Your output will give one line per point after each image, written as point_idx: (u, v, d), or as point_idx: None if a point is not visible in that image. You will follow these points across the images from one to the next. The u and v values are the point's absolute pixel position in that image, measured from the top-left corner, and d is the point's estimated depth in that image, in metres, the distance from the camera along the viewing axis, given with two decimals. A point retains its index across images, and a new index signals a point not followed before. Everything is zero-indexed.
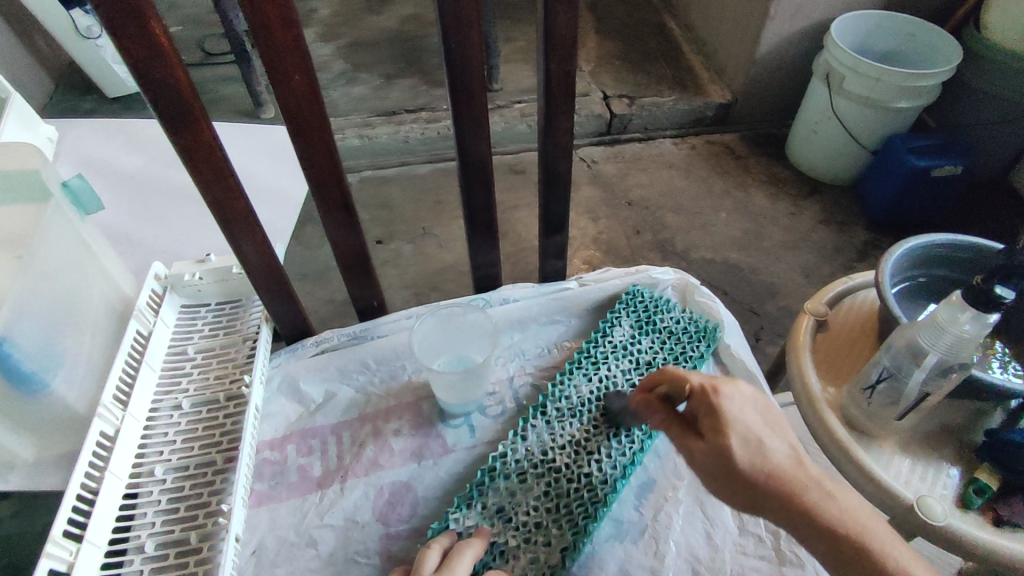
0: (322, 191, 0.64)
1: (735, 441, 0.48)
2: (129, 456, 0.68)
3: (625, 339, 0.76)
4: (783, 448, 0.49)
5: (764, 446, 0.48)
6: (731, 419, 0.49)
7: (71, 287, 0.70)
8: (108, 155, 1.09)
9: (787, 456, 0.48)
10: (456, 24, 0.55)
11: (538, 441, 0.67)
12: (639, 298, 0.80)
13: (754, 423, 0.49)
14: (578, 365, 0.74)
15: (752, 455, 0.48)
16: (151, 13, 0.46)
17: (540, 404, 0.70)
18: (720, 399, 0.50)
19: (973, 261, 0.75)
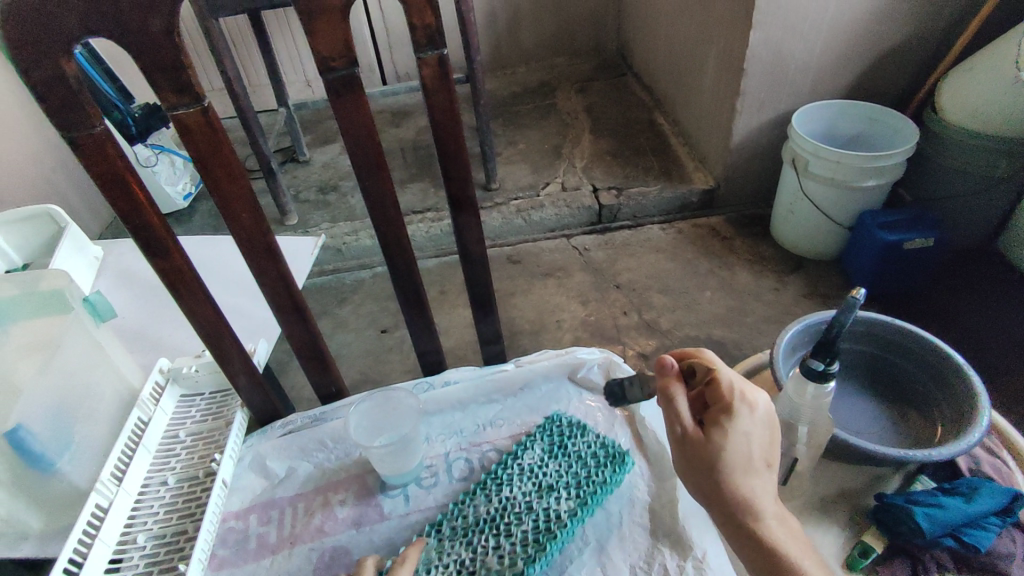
0: (277, 298, 0.79)
1: (730, 449, 0.58)
2: (120, 525, 0.80)
3: (532, 462, 0.80)
4: (761, 464, 0.60)
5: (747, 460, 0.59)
6: (734, 428, 0.59)
7: (84, 383, 0.86)
8: (141, 268, 1.30)
9: (758, 475, 0.59)
10: (366, 170, 0.70)
11: (427, 559, 0.71)
12: (557, 423, 0.86)
13: (754, 436, 0.59)
14: (483, 485, 0.79)
15: (740, 462, 0.58)
16: (132, 178, 0.64)
17: (438, 522, 0.75)
18: (739, 409, 0.59)
19: (893, 340, 0.85)
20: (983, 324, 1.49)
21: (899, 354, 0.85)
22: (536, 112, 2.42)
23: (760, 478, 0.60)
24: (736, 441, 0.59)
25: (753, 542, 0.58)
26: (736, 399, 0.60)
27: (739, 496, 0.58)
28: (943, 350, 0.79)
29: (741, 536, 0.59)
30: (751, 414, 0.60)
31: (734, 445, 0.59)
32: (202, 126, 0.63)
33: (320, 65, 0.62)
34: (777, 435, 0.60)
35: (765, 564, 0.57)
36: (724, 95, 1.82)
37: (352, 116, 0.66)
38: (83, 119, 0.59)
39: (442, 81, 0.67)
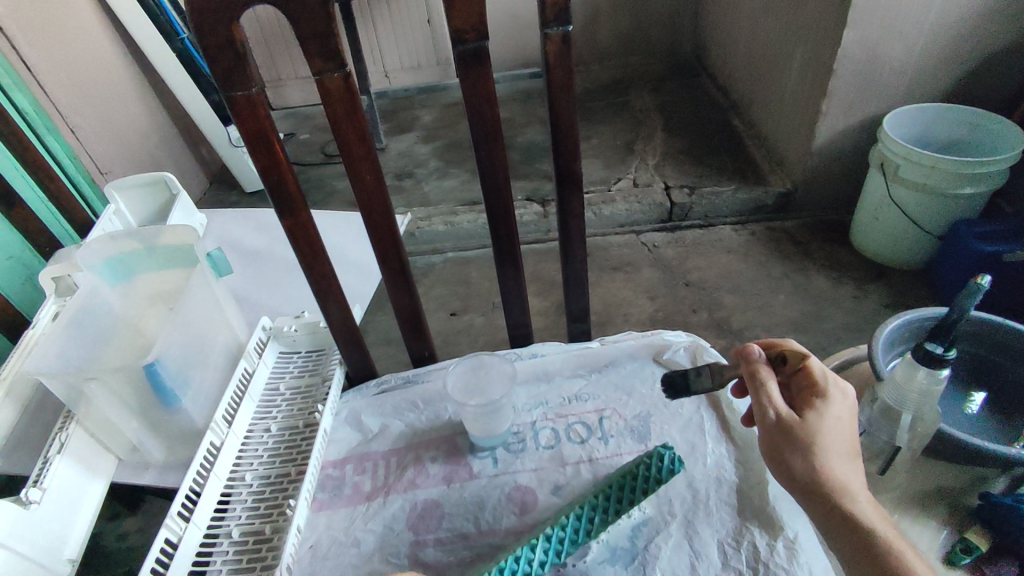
0: (387, 262, 0.83)
1: (823, 427, 0.59)
2: (230, 463, 0.86)
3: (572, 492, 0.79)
4: (853, 453, 0.59)
5: (836, 442, 0.59)
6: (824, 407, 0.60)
7: (202, 330, 0.94)
8: (241, 236, 1.39)
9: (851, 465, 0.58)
10: (483, 140, 0.74)
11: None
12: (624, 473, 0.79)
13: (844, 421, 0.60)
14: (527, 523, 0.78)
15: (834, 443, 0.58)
16: (275, 137, 0.70)
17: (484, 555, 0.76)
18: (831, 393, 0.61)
19: (995, 340, 0.84)
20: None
21: (1006, 355, 0.84)
22: (609, 111, 2.43)
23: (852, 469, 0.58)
24: (829, 424, 0.59)
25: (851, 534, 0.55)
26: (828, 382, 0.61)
27: (833, 481, 0.57)
28: None
29: (838, 528, 0.55)
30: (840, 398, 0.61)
31: (826, 425, 0.59)
32: (342, 91, 0.67)
33: (453, 37, 0.66)
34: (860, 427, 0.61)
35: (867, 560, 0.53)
36: (809, 96, 1.78)
37: (475, 87, 0.70)
38: (243, 80, 0.65)
39: (563, 58, 0.70)
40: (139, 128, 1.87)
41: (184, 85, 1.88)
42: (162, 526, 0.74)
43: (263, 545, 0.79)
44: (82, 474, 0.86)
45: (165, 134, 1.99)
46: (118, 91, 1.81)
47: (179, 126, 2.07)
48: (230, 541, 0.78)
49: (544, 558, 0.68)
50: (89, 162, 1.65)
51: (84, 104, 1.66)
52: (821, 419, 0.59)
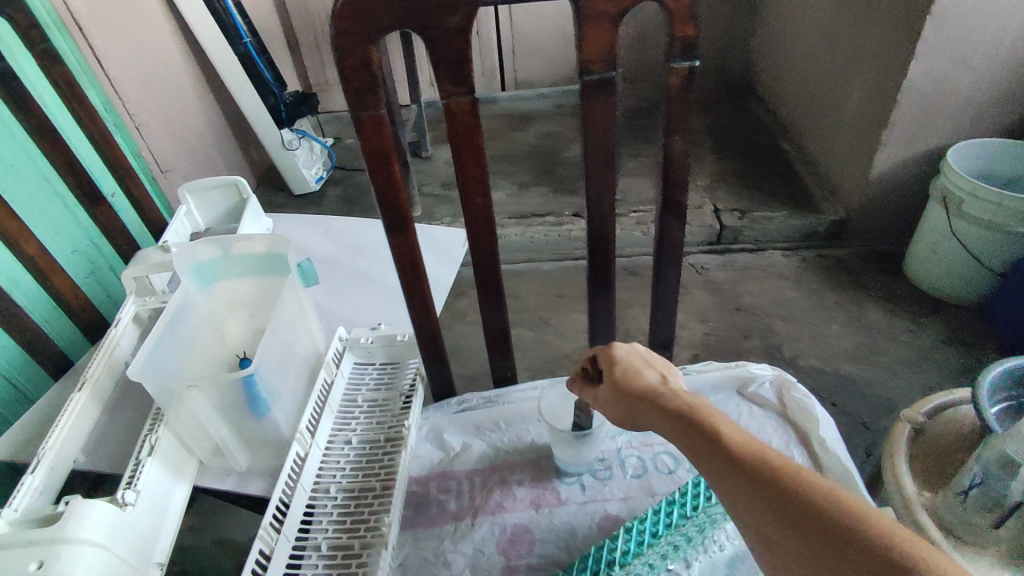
0: (483, 282, 0.85)
1: (616, 370, 0.64)
2: (313, 475, 0.86)
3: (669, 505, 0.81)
4: (652, 373, 0.63)
5: (652, 378, 0.62)
6: (625, 358, 0.65)
7: (288, 339, 0.94)
8: (309, 243, 1.45)
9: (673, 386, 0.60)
10: (595, 167, 0.75)
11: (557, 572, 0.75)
12: None
13: (637, 354, 0.65)
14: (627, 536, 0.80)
15: (634, 378, 0.63)
16: (395, 158, 0.71)
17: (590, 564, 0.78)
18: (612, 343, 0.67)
19: None
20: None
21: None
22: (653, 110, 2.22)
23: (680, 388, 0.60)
24: (624, 363, 0.64)
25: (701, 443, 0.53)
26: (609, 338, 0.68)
27: (666, 404, 0.58)
28: None
29: (690, 445, 0.54)
30: (631, 346, 0.66)
31: (620, 364, 0.64)
32: (467, 115, 0.68)
33: (581, 66, 0.66)
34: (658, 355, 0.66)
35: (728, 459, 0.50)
36: (868, 125, 1.67)
37: (595, 117, 0.70)
38: (370, 102, 0.66)
39: (685, 90, 0.72)
40: (197, 127, 1.86)
41: (242, 86, 1.86)
42: (256, 539, 0.74)
43: (352, 560, 0.78)
44: (169, 478, 0.85)
45: (218, 133, 1.98)
46: (178, 86, 1.79)
47: (231, 126, 2.08)
48: (318, 554, 0.78)
49: (627, 546, 0.72)
50: (149, 155, 1.63)
51: (147, 103, 1.64)
52: (616, 364, 0.65)
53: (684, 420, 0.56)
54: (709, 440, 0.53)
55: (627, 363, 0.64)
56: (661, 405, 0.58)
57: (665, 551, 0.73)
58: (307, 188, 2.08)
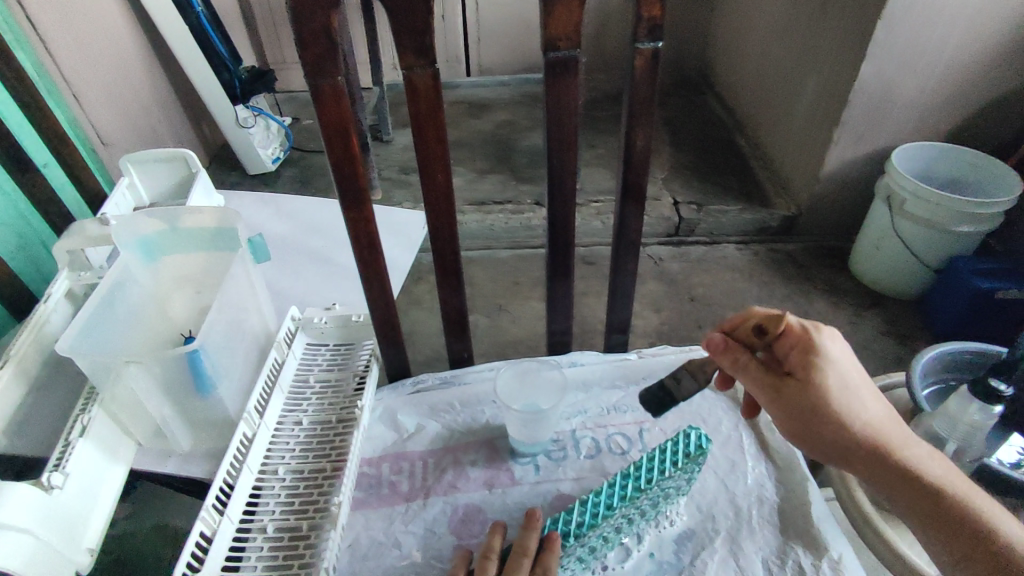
0: (443, 261, 0.84)
1: (827, 382, 0.62)
2: (261, 456, 0.83)
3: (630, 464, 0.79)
4: (858, 385, 0.63)
5: (854, 392, 0.62)
6: (831, 364, 0.63)
7: (237, 317, 0.91)
8: (260, 222, 1.40)
9: (871, 404, 0.62)
10: (558, 148, 0.74)
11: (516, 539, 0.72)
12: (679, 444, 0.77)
13: (844, 361, 0.63)
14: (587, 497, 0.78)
15: (842, 394, 0.62)
16: (353, 130, 0.69)
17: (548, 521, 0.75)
18: (818, 342, 0.63)
19: None
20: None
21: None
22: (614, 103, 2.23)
23: (875, 407, 0.63)
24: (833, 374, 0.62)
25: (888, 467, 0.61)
26: (815, 333, 0.63)
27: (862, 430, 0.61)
28: None
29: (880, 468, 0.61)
30: (834, 344, 0.64)
31: (829, 373, 0.62)
32: (429, 90, 0.67)
33: (547, 43, 0.66)
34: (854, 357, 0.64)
35: (916, 489, 0.60)
36: (820, 124, 1.72)
37: (559, 95, 0.70)
38: (329, 70, 0.64)
39: (650, 72, 0.73)
40: (142, 100, 1.77)
41: (193, 57, 1.77)
42: (198, 520, 0.71)
43: (300, 542, 0.77)
44: (103, 458, 0.81)
45: (165, 106, 1.89)
46: (121, 55, 1.69)
47: (181, 100, 1.98)
48: (264, 536, 0.76)
49: (581, 519, 0.69)
50: (86, 123, 1.53)
51: (87, 69, 1.55)
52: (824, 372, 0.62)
53: (874, 448, 0.61)
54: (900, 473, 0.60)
55: (832, 368, 0.63)
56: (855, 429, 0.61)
57: (616, 523, 0.71)
58: (259, 168, 2.00)
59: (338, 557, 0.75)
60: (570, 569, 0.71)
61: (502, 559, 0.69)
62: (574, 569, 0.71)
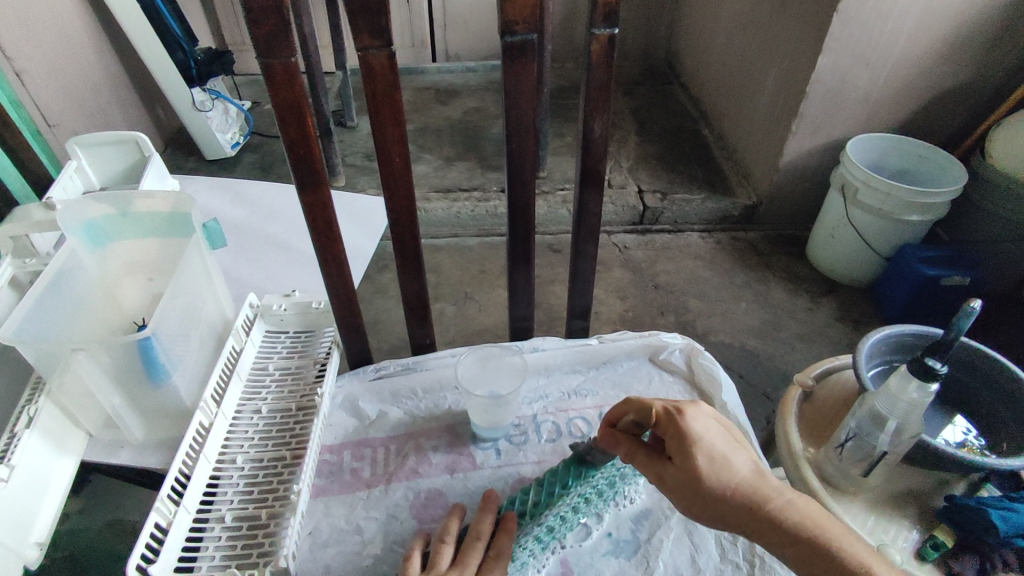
0: (402, 246, 0.84)
1: (703, 460, 0.59)
2: (218, 445, 0.82)
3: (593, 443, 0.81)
4: (739, 461, 0.60)
5: (730, 461, 0.60)
6: (700, 439, 0.61)
7: (192, 304, 0.89)
8: (219, 208, 1.37)
9: (752, 475, 0.59)
10: (516, 132, 0.75)
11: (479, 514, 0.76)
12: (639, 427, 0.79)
13: (717, 436, 0.61)
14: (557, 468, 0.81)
15: (720, 470, 0.59)
16: (308, 112, 0.68)
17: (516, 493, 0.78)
18: (686, 420, 0.62)
19: (977, 365, 0.87)
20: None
21: (972, 375, 0.89)
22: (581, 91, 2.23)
23: (749, 468, 0.60)
24: (706, 452, 0.60)
25: (770, 527, 0.58)
26: (682, 415, 0.62)
27: (743, 496, 0.58)
28: (998, 360, 0.85)
29: (766, 531, 0.58)
30: (701, 421, 0.62)
31: (704, 449, 0.60)
32: (386, 69, 0.66)
33: (505, 26, 0.66)
34: (729, 432, 0.62)
35: (800, 544, 0.57)
36: (779, 115, 1.76)
37: (517, 79, 0.70)
38: (282, 49, 0.63)
39: (607, 56, 0.73)
40: (92, 81, 1.70)
41: (146, 37, 1.70)
42: (153, 510, 0.69)
43: (259, 531, 0.76)
44: (51, 451, 0.78)
45: (117, 87, 1.82)
46: (68, 34, 1.62)
47: (134, 82, 1.91)
48: (222, 526, 0.75)
49: (536, 499, 0.75)
50: (30, 104, 1.47)
51: (30, 47, 1.48)
52: (699, 451, 0.60)
53: (757, 509, 0.58)
54: (784, 531, 0.57)
55: (701, 444, 0.60)
56: (734, 494, 0.58)
57: (574, 502, 0.72)
58: (218, 153, 1.95)
59: (297, 544, 0.75)
60: (529, 550, 0.72)
61: (459, 543, 0.72)
62: (532, 549, 0.73)
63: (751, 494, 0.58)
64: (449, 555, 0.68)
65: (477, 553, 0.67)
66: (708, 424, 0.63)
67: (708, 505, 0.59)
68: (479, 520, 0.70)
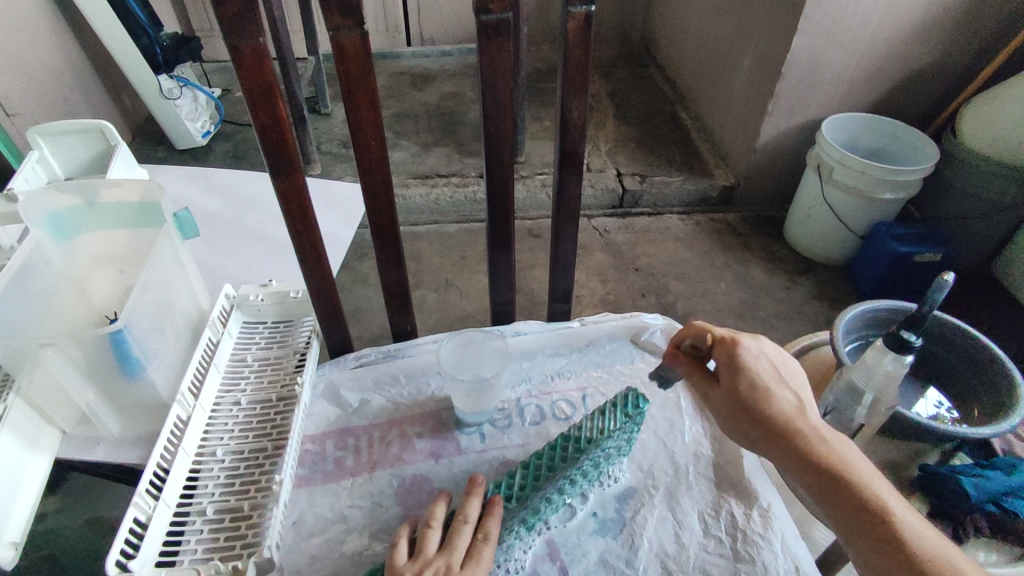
0: (380, 233, 0.82)
1: (749, 386, 0.62)
2: (197, 438, 0.80)
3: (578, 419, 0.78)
4: (785, 392, 0.61)
5: (772, 391, 0.61)
6: (748, 367, 0.63)
7: (165, 296, 0.87)
8: (191, 199, 1.34)
9: (790, 407, 0.60)
10: (493, 114, 0.73)
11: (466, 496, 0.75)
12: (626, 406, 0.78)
13: (767, 367, 0.63)
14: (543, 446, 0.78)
15: (762, 398, 0.61)
16: (280, 95, 0.66)
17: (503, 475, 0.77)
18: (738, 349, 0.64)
19: (950, 339, 0.89)
20: (1001, 336, 1.49)
21: (946, 348, 0.91)
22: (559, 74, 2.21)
23: (792, 402, 0.61)
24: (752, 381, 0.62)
25: (797, 456, 0.58)
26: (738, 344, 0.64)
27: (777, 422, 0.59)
28: (970, 334, 0.87)
29: (794, 460, 0.58)
30: (756, 349, 0.64)
31: (750, 378, 0.62)
32: (358, 52, 0.65)
33: (479, 5, 0.65)
34: (784, 366, 0.64)
35: (823, 476, 0.56)
36: (756, 97, 1.77)
37: (493, 60, 0.69)
38: (249, 30, 0.61)
39: (584, 35, 0.72)
40: (52, 69, 1.64)
41: (108, 23, 1.65)
42: (131, 506, 0.68)
43: (242, 522, 0.75)
44: (21, 449, 0.76)
45: (79, 75, 1.76)
46: (24, 19, 1.55)
47: (97, 69, 1.84)
48: (204, 519, 0.74)
49: (523, 481, 0.73)
50: None
51: None
52: (745, 379, 0.62)
53: (786, 437, 0.58)
54: (809, 460, 0.57)
55: (749, 370, 0.63)
56: (768, 420, 0.60)
57: (560, 484, 0.73)
58: (188, 141, 1.90)
59: (282, 535, 0.74)
60: (514, 533, 0.73)
61: (445, 527, 0.71)
62: (518, 533, 0.73)
63: (785, 422, 0.59)
64: (436, 541, 0.68)
65: (466, 537, 0.67)
66: (762, 358, 0.64)
67: (749, 430, 0.61)
68: (466, 504, 0.70)
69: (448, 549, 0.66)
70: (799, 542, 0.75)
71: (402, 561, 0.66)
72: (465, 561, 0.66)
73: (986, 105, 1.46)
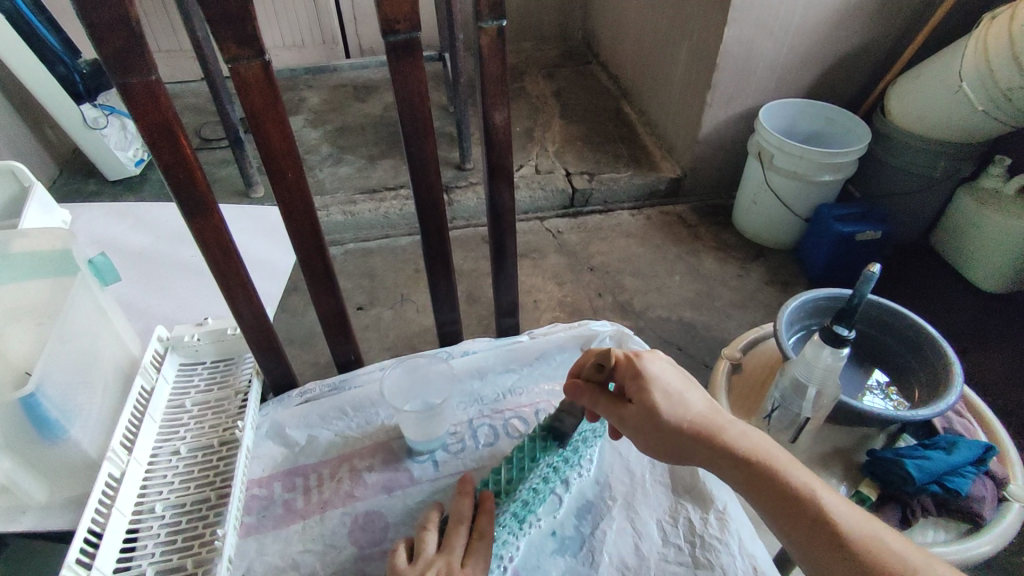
0: (309, 263, 0.79)
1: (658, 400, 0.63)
2: (133, 495, 0.76)
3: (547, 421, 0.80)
4: (693, 401, 0.64)
5: (684, 398, 0.64)
6: (654, 379, 0.65)
7: (85, 348, 0.82)
8: (122, 236, 1.28)
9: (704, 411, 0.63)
10: (414, 134, 0.71)
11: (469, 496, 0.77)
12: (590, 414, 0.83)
13: (671, 379, 0.65)
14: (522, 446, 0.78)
15: (677, 408, 0.63)
16: (181, 133, 0.63)
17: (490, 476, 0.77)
18: (642, 364, 0.66)
19: (883, 318, 0.92)
20: (943, 306, 1.54)
21: (884, 331, 0.93)
22: None
23: (704, 404, 0.64)
24: (661, 393, 0.64)
25: (717, 454, 0.61)
26: (641, 360, 0.66)
27: (693, 429, 0.62)
28: (901, 312, 0.90)
29: (716, 460, 0.61)
30: (658, 364, 0.66)
31: (658, 389, 0.64)
32: (261, 81, 0.62)
33: (385, 25, 0.63)
34: (687, 377, 0.66)
35: (746, 468, 0.59)
36: (694, 89, 1.79)
37: (406, 79, 0.67)
38: (138, 66, 0.57)
39: (497, 48, 0.71)
40: None
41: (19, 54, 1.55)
42: None
43: None
44: None
45: None
46: None
47: (13, 102, 1.74)
48: None
49: (507, 476, 0.75)
50: None
51: None
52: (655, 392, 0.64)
53: (706, 440, 0.61)
54: (729, 456, 0.60)
55: (657, 382, 0.65)
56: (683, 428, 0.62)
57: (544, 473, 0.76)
58: (121, 172, 1.82)
59: None
60: (508, 528, 0.73)
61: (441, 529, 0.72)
62: (511, 527, 0.74)
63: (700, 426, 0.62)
64: (433, 541, 0.68)
65: (461, 534, 0.67)
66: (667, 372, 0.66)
67: (666, 443, 0.63)
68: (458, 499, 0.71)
69: (446, 549, 0.66)
70: (757, 543, 0.75)
71: (402, 564, 0.65)
72: (464, 556, 0.66)
73: (904, 82, 1.50)
